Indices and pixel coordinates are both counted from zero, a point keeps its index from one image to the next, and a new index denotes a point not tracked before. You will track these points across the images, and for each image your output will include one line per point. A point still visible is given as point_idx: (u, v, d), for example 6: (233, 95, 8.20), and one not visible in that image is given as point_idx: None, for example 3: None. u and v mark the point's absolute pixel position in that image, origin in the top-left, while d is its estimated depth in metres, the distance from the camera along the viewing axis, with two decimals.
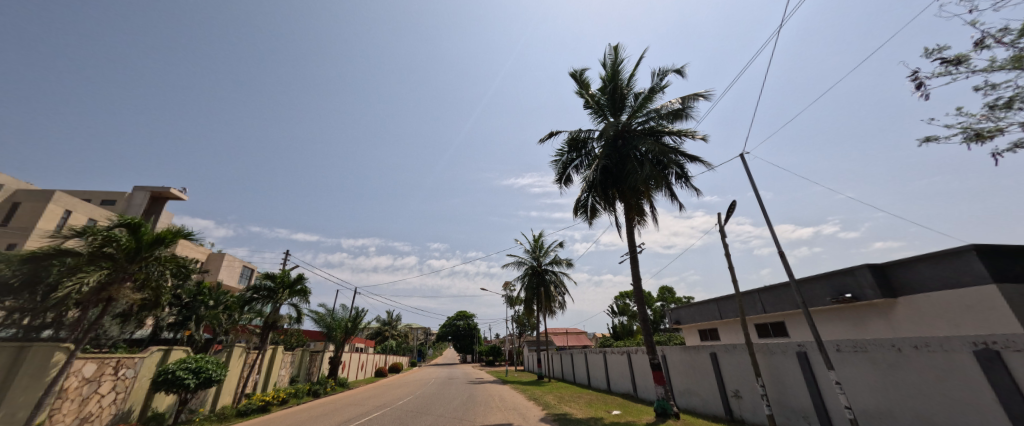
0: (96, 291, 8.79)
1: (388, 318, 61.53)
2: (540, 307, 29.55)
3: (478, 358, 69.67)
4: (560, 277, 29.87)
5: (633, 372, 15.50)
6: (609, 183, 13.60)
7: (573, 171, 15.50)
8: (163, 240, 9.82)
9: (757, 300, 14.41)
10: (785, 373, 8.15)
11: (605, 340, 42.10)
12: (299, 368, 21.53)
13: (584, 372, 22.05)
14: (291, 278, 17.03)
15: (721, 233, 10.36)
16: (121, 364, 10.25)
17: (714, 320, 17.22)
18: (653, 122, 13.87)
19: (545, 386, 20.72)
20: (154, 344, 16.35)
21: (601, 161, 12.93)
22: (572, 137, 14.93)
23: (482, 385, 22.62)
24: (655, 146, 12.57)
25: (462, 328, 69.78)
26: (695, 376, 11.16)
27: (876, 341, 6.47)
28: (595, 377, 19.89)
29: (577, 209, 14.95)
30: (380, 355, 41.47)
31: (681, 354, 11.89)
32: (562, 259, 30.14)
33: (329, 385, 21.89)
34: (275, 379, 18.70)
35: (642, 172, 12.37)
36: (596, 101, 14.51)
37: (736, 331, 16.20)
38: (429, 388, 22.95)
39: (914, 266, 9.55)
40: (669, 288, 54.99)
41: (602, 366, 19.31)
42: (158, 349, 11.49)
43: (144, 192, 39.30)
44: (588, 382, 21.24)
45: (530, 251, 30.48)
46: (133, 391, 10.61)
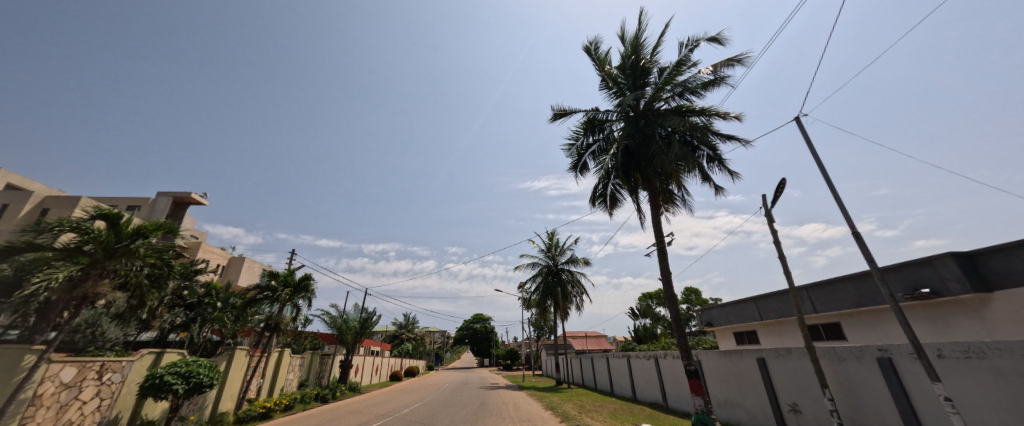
0: (69, 289, 8.10)
1: (405, 321, 61.16)
2: (557, 308, 28.14)
3: (496, 362, 68.57)
4: (578, 277, 28.39)
5: (663, 380, 13.92)
6: (631, 167, 12.27)
7: (590, 157, 14.22)
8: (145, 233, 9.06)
9: (804, 297, 12.77)
10: (860, 384, 6.65)
11: (626, 344, 40.14)
12: (308, 372, 20.84)
13: (606, 379, 20.52)
14: (295, 277, 16.35)
15: (768, 218, 8.81)
16: (106, 368, 9.57)
17: (752, 321, 15.47)
18: (680, 100, 12.50)
19: (564, 393, 19.35)
20: (159, 347, 16.00)
21: (622, 141, 11.65)
22: (588, 120, 13.66)
23: (497, 391, 21.41)
24: (684, 123, 11.16)
25: (480, 332, 68.85)
26: (738, 386, 9.66)
27: (999, 345, 4.96)
28: (619, 384, 18.35)
29: (595, 198, 13.65)
30: (395, 358, 40.82)
31: (718, 360, 10.42)
32: (579, 258, 28.66)
33: (339, 390, 21.14)
34: (282, 384, 18.01)
35: (670, 152, 10.97)
36: (616, 78, 13.35)
37: (778, 334, 14.48)
38: (442, 393, 21.89)
39: (1014, 253, 7.77)
40: (696, 288, 52.47)
41: (626, 372, 17.78)
42: (149, 352, 10.81)
43: (166, 198, 40.01)
44: (610, 389, 19.74)
45: (546, 250, 29.16)
46: (120, 396, 9.91)
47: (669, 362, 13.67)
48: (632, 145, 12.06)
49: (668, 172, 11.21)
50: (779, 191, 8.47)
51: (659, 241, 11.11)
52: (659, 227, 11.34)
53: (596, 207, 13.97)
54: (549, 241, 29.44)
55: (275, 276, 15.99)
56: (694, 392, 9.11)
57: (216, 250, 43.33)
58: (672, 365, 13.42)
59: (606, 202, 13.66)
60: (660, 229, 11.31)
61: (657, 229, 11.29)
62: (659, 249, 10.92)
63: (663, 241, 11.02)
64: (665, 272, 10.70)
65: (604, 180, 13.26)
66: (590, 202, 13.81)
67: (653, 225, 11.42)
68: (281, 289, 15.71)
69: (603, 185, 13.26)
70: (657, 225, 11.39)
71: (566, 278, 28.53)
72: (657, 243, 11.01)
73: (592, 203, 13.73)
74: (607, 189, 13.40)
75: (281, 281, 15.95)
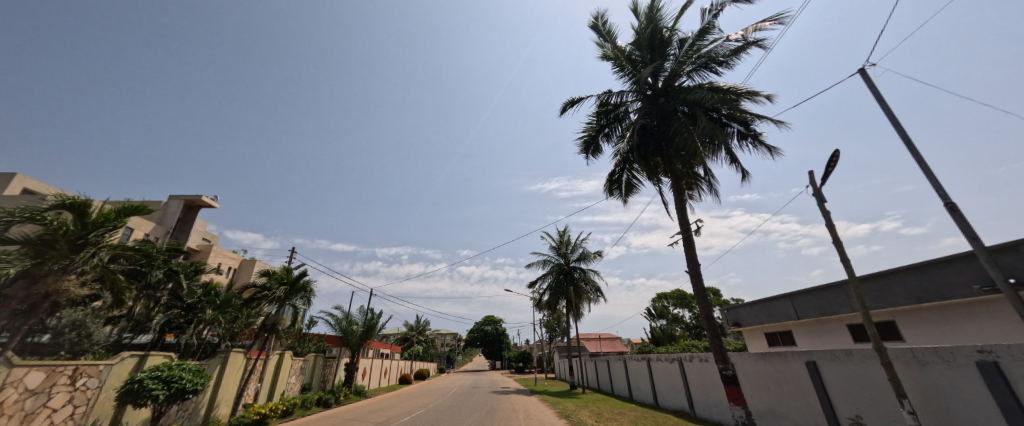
0: (28, 284, 7.32)
1: (415, 324, 60.58)
2: (570, 309, 26.90)
3: (507, 365, 67.47)
4: (591, 275, 27.13)
5: (690, 385, 12.63)
6: (651, 148, 11.05)
7: (604, 140, 13.04)
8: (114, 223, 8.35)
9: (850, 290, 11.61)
10: (952, 394, 5.41)
11: (643, 346, 38.54)
12: (311, 376, 20.07)
13: (624, 383, 19.21)
14: (293, 275, 15.56)
15: (818, 197, 7.54)
16: (80, 372, 8.80)
17: (787, 321, 14.06)
18: (704, 73, 11.27)
19: (579, 398, 18.15)
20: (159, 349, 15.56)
21: (641, 117, 10.46)
22: (601, 102, 12.43)
23: (508, 396, 20.28)
24: (713, 95, 9.91)
25: (491, 334, 67.80)
26: (783, 394, 8.40)
27: None
28: (639, 389, 17.03)
29: (610, 185, 12.51)
30: (405, 361, 40.04)
31: (758, 364, 9.13)
32: (591, 255, 27.42)
33: (343, 394, 20.33)
34: (282, 388, 17.24)
35: (695, 130, 9.74)
36: (629, 54, 12.19)
37: (818, 334, 13.05)
38: (449, 399, 20.85)
39: None
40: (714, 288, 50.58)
41: (646, 376, 16.47)
42: (132, 355, 10.03)
43: (178, 201, 40.01)
44: (629, 394, 18.43)
45: (556, 247, 28.03)
46: (97, 403, 9.11)
47: (696, 366, 12.37)
48: (652, 125, 10.86)
49: (693, 152, 9.98)
50: (831, 165, 7.20)
51: (684, 229, 9.91)
52: (684, 213, 10.11)
53: (612, 195, 12.84)
54: (561, 239, 28.23)
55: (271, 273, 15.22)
56: (733, 401, 7.89)
57: (227, 253, 43.30)
58: (701, 368, 12.14)
59: (623, 189, 12.52)
60: (685, 215, 10.09)
61: (682, 216, 10.07)
62: (685, 238, 9.72)
63: (689, 229, 9.82)
64: (692, 264, 9.43)
65: (620, 165, 12.10)
66: (605, 189, 12.68)
67: (677, 212, 10.22)
68: (277, 287, 14.91)
69: (619, 170, 12.09)
70: (682, 211, 10.16)
71: (579, 277, 27.28)
72: (683, 231, 9.80)
73: (607, 191, 12.61)
74: (624, 174, 12.26)
75: (277, 279, 15.13)
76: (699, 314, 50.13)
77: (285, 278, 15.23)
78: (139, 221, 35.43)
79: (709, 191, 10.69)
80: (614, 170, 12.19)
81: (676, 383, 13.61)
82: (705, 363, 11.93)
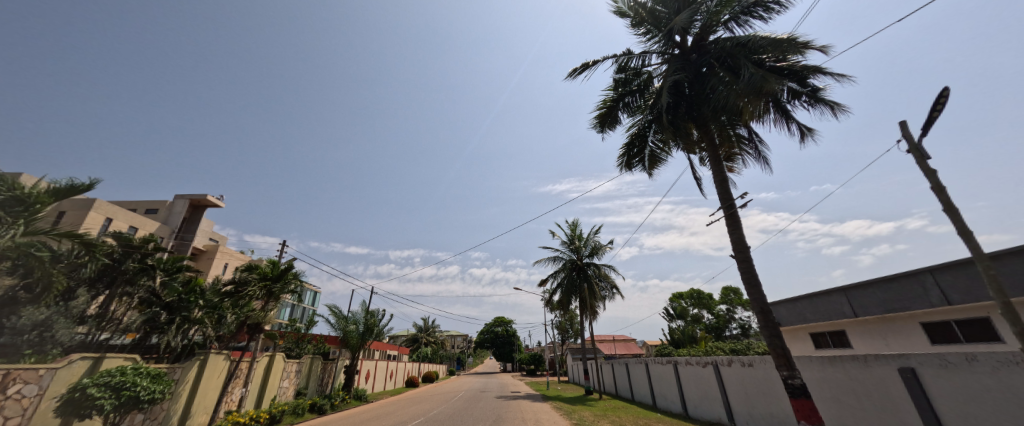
0: None
1: (425, 325, 59.51)
2: (583, 307, 25.16)
3: (518, 367, 65.83)
4: (605, 271, 25.36)
5: (733, 395, 10.75)
6: (683, 110, 9.17)
7: (623, 112, 10.79)
8: (28, 199, 7.53)
9: (927, 281, 9.73)
10: None
11: (661, 348, 36.45)
12: (308, 380, 18.75)
13: (646, 389, 17.31)
14: (275, 268, 14.23)
15: (917, 152, 5.81)
16: (13, 377, 7.40)
17: (841, 319, 12.12)
18: (743, 21, 9.53)
19: (597, 406, 16.36)
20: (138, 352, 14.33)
21: (673, 73, 8.49)
22: (621, 65, 10.11)
23: (517, 402, 18.57)
24: (764, 39, 7.86)
25: (502, 335, 66.26)
26: (868, 408, 6.61)
27: None
28: (665, 397, 15.13)
29: (628, 159, 10.81)
30: (412, 363, 38.78)
31: (831, 371, 7.33)
32: (605, 250, 25.65)
33: (341, 399, 18.94)
34: (273, 393, 15.91)
35: (739, 81, 7.85)
36: (653, 8, 10.42)
37: (880, 334, 11.18)
38: (455, 405, 19.26)
39: None
40: (735, 288, 51.30)
41: (673, 383, 14.60)
42: (84, 357, 8.65)
43: (183, 201, 39.22)
44: (652, 402, 16.54)
45: (568, 242, 26.33)
46: (37, 414, 7.70)
47: (737, 371, 10.63)
48: (682, 83, 9.03)
49: (735, 111, 8.13)
50: (939, 106, 5.49)
51: (724, 202, 8.20)
52: (724, 184, 8.36)
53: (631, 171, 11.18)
54: (572, 234, 26.53)
55: (254, 267, 14.01)
56: (805, 418, 6.10)
57: (233, 253, 42.61)
58: (743, 374, 10.39)
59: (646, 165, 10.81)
60: (726, 186, 8.34)
61: (722, 188, 8.31)
62: (729, 214, 7.99)
63: (732, 201, 8.07)
64: (739, 247, 7.67)
65: (643, 135, 10.39)
66: (623, 164, 11.01)
67: (714, 183, 8.51)
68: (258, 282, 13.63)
69: (640, 141, 10.48)
70: (722, 182, 8.40)
71: (593, 273, 25.55)
72: (725, 205, 8.10)
73: (625, 166, 10.95)
74: (646, 147, 10.57)
75: (259, 273, 13.87)
76: (719, 314, 47.72)
77: (267, 272, 13.95)
78: (143, 220, 34.73)
79: (756, 159, 8.92)
80: (634, 142, 10.51)
81: (711, 391, 11.86)
82: (749, 368, 10.14)
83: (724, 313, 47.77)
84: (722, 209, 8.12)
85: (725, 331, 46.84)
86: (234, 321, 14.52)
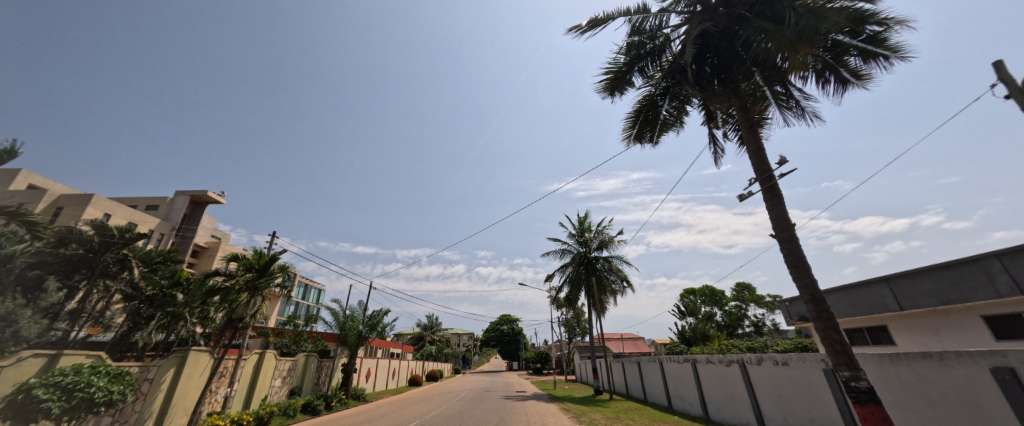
0: None
1: (429, 323, 58.71)
2: (592, 302, 24.01)
3: (525, 366, 64.81)
4: (615, 264, 24.19)
5: (765, 397, 9.53)
6: (708, 73, 7.99)
7: (636, 77, 9.23)
8: None
9: (993, 268, 8.43)
10: None
11: (673, 346, 35.17)
12: (302, 379, 17.85)
13: (661, 389, 16.12)
14: (258, 258, 13.30)
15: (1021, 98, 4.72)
16: None
17: (882, 313, 10.87)
18: None
19: (609, 408, 15.23)
20: (116, 349, 13.59)
21: (698, 25, 7.13)
22: (635, 26, 8.36)
23: (524, 403, 17.50)
24: None
25: (508, 334, 65.29)
26: (953, 416, 5.40)
27: None
28: (684, 399, 13.92)
29: (640, 130, 9.54)
30: (416, 362, 37.93)
31: (899, 372, 6.11)
32: (615, 242, 24.48)
33: (337, 399, 18.04)
34: (263, 393, 15.02)
35: (780, 28, 6.53)
36: None
37: (931, 330, 9.92)
38: (457, 406, 18.27)
39: None
40: (747, 284, 49.93)
41: (691, 383, 13.40)
42: (36, 354, 7.73)
43: (184, 197, 38.59)
44: (668, 403, 15.36)
45: (575, 235, 25.22)
46: None
47: (769, 371, 9.43)
48: (708, 37, 7.68)
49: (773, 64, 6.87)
50: None
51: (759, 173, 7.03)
52: (759, 153, 7.12)
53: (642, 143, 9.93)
54: (580, 226, 25.38)
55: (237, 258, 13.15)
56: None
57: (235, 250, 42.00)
58: (775, 373, 9.22)
59: (658, 134, 9.60)
60: (761, 155, 7.10)
61: (757, 157, 7.10)
62: (767, 188, 6.80)
63: (769, 172, 6.85)
64: (778, 224, 6.49)
65: (656, 101, 9.23)
66: (631, 135, 9.72)
67: (746, 154, 7.31)
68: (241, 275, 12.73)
69: (652, 107, 9.26)
70: (756, 150, 7.17)
71: (602, 267, 24.43)
72: (761, 177, 6.90)
73: (636, 137, 9.69)
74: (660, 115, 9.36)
75: (242, 264, 13.03)
76: (730, 312, 46.21)
77: (250, 263, 13.10)
78: (143, 216, 34.18)
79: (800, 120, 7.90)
80: (646, 108, 9.28)
81: (737, 392, 10.69)
82: (784, 367, 8.95)
83: (736, 311, 46.27)
84: (757, 182, 6.94)
85: (737, 329, 45.36)
86: (216, 315, 13.66)
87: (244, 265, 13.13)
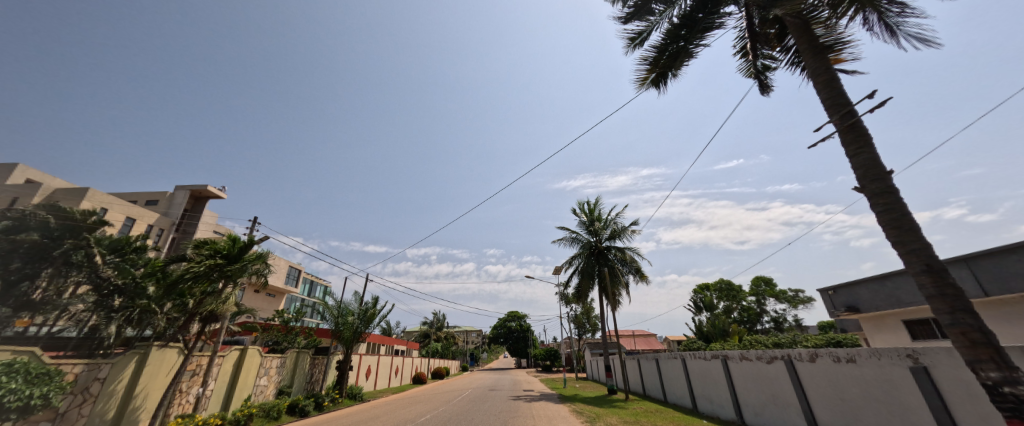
0: None
1: (436, 320, 57.66)
2: (603, 295, 22.37)
3: (533, 363, 63.35)
4: (629, 255, 22.47)
5: (826, 401, 7.78)
6: None
7: (658, 5, 7.38)
8: None
9: None
10: None
11: (689, 343, 33.34)
12: (293, 377, 16.61)
13: (685, 389, 14.40)
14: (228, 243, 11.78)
15: None
16: None
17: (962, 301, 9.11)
18: None
19: (625, 410, 13.60)
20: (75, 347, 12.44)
21: None
22: None
23: (531, 404, 15.94)
24: None
25: (516, 330, 63.97)
26: None
27: None
28: (713, 400, 12.19)
29: (660, 70, 7.88)
30: (421, 359, 36.74)
31: None
32: (627, 231, 22.77)
33: (330, 398, 16.76)
34: (246, 393, 13.73)
35: None
36: None
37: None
38: (459, 406, 16.86)
39: None
40: (765, 278, 47.96)
41: (722, 382, 11.69)
42: None
43: (184, 191, 37.82)
44: (693, 405, 13.64)
45: (585, 224, 23.53)
46: None
47: (827, 370, 7.74)
48: None
49: None
50: None
51: (831, 109, 5.34)
52: (830, 84, 5.43)
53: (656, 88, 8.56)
54: (591, 214, 23.69)
55: (204, 244, 11.66)
56: None
57: None
58: (836, 372, 7.54)
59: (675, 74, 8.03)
60: (833, 87, 5.41)
61: (828, 89, 5.41)
62: (842, 128, 5.11)
63: (847, 106, 5.15)
64: (863, 176, 4.81)
65: (678, 34, 7.47)
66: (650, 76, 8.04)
67: (812, 88, 5.63)
68: (205, 263, 11.23)
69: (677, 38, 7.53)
70: (827, 81, 5.48)
71: (614, 257, 22.76)
72: (837, 115, 5.20)
73: (651, 84, 8.24)
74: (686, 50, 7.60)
75: (209, 250, 11.56)
76: (748, 307, 44.15)
77: (220, 249, 11.67)
78: (141, 211, 33.36)
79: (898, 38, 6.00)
80: (664, 48, 7.63)
81: (784, 395, 9.01)
82: (848, 365, 7.27)
83: (754, 305, 44.18)
84: (831, 120, 5.22)
85: (755, 324, 43.34)
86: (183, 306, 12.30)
87: (210, 251, 11.62)
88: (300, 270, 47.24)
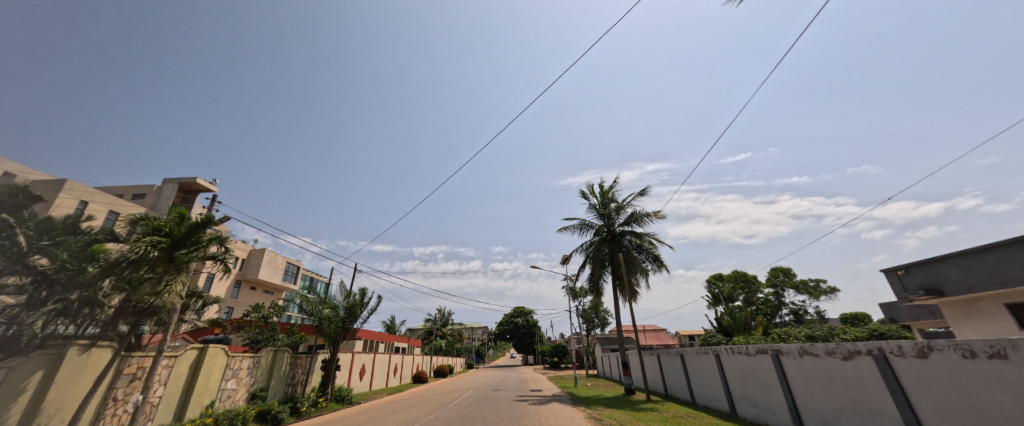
0: None
1: (440, 317, 55.85)
2: (618, 285, 20.26)
3: (540, 360, 61.29)
4: (646, 241, 20.32)
5: (958, 415, 5.54)
6: None
7: None
8: None
9: None
10: None
11: (707, 337, 31.16)
12: (268, 379, 14.71)
13: (719, 389, 12.24)
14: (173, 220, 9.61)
15: None
16: None
17: None
18: None
19: (649, 416, 11.49)
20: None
21: None
22: None
23: (539, 407, 13.85)
24: None
25: (522, 326, 62.04)
26: None
27: None
28: (761, 404, 10.02)
29: None
30: (423, 357, 34.93)
31: None
32: (644, 215, 20.60)
33: (311, 403, 14.83)
34: (209, 398, 11.80)
35: None
36: None
37: None
38: (458, 410, 14.88)
39: None
40: (784, 268, 45.55)
41: (774, 383, 9.49)
42: None
43: (171, 184, 36.19)
44: (731, 409, 11.48)
45: (597, 208, 21.41)
46: None
47: (951, 370, 5.61)
48: None
49: None
50: None
51: None
52: None
53: None
54: (603, 197, 21.53)
55: (139, 220, 9.25)
56: None
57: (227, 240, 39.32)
58: (977, 375, 5.31)
59: None
60: None
61: None
62: None
63: None
64: None
65: None
66: None
67: None
68: (142, 244, 8.93)
69: None
70: None
71: (630, 244, 20.63)
72: None
73: None
74: None
75: (145, 228, 9.22)
76: (766, 300, 41.87)
77: (160, 226, 9.39)
78: (126, 204, 31.80)
79: None
80: None
81: (873, 402, 6.86)
82: (995, 362, 5.11)
83: (772, 298, 41.99)
84: None
85: (774, 317, 41.12)
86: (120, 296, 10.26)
87: (148, 229, 9.31)
88: (298, 266, 45.58)
